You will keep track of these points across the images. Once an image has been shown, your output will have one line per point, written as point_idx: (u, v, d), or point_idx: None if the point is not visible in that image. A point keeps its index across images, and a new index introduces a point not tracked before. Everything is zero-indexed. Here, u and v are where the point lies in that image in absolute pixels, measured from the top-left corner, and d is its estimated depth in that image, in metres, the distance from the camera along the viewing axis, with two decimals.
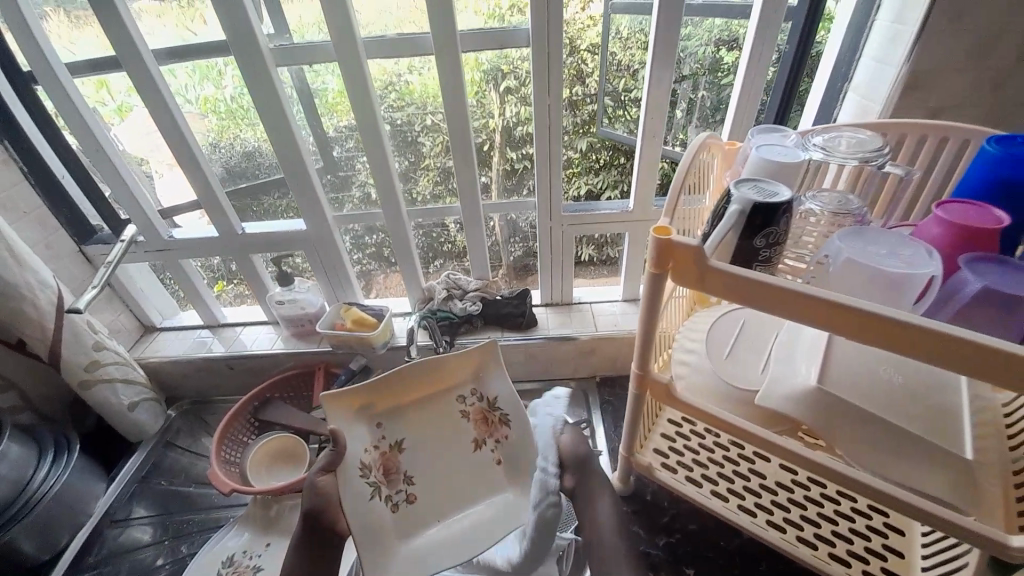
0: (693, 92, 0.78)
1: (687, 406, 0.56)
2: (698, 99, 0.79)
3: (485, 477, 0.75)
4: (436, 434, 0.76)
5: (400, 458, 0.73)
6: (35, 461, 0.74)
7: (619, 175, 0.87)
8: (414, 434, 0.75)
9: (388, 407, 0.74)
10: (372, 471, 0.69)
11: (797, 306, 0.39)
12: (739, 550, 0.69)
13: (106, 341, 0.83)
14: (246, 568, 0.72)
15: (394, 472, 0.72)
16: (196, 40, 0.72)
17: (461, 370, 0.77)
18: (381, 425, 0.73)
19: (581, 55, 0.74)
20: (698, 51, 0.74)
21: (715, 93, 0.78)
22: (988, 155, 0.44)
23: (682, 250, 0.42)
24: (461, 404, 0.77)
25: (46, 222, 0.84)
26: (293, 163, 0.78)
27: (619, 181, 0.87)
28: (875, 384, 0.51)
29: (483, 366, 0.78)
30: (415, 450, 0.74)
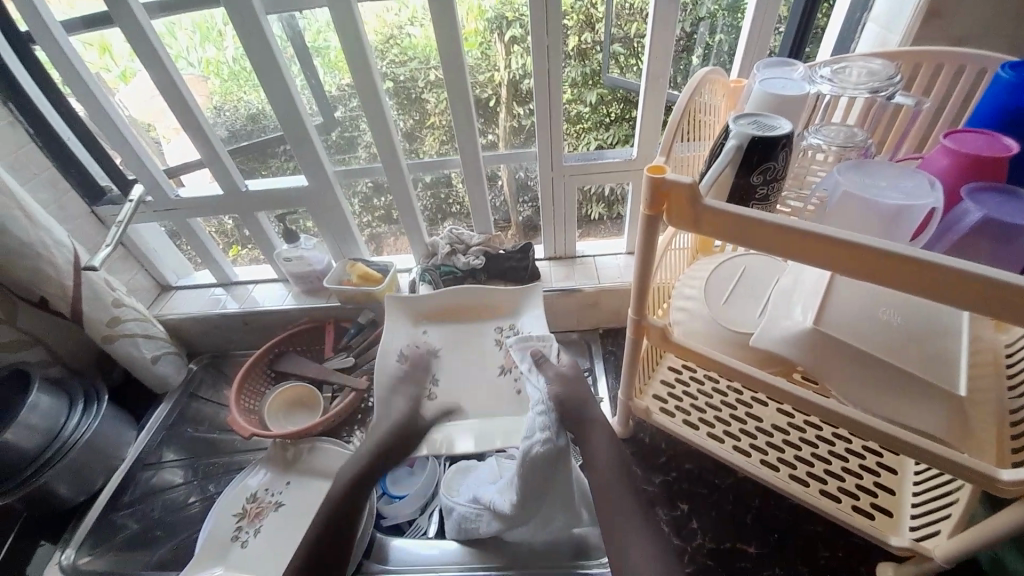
0: (709, 36, 0.74)
1: (684, 350, 0.56)
2: (715, 44, 0.75)
3: (505, 401, 0.84)
4: (468, 353, 0.89)
5: (435, 363, 0.87)
6: (66, 411, 0.79)
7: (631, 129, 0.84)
8: (448, 348, 0.89)
9: (434, 320, 0.90)
10: (409, 362, 0.86)
11: (798, 246, 0.38)
12: (733, 488, 0.72)
13: (124, 298, 0.86)
14: (269, 504, 0.78)
15: (426, 370, 0.86)
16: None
17: (501, 303, 0.90)
18: (424, 332, 0.89)
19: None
20: None
21: (734, 36, 0.74)
22: (1004, 83, 0.43)
23: (675, 189, 0.41)
24: (496, 334, 0.89)
25: (57, 184, 0.85)
26: (292, 120, 0.77)
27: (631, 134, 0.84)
28: (872, 324, 0.51)
29: (520, 303, 0.90)
30: (448, 359, 0.88)
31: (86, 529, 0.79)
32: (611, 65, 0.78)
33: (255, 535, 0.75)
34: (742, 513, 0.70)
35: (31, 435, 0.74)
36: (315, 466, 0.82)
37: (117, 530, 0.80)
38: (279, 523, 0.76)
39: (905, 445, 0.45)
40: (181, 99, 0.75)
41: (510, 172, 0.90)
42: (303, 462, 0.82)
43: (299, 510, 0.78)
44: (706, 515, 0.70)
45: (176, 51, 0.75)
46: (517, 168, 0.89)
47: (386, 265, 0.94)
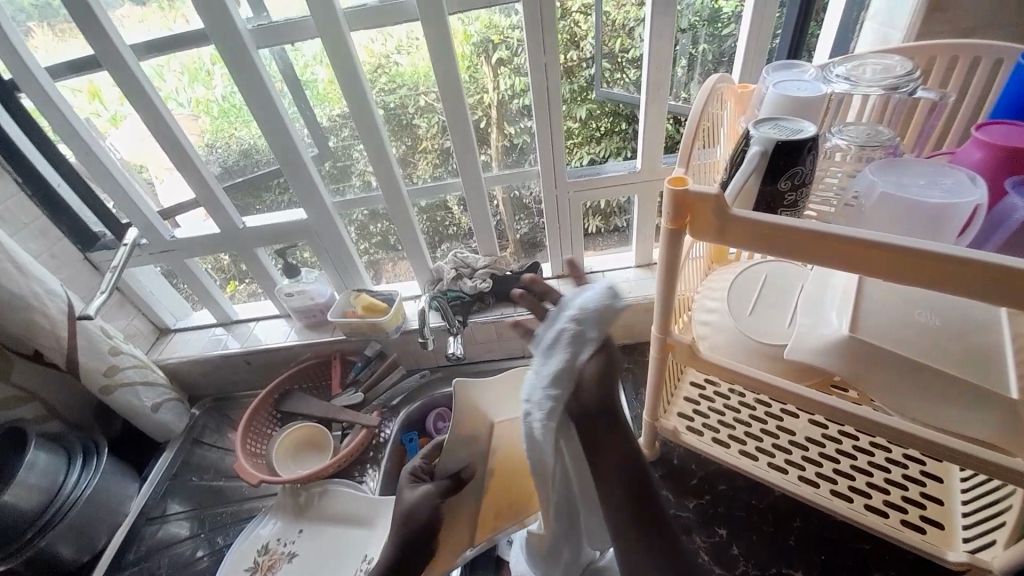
0: (693, 47, 0.73)
1: (711, 366, 0.53)
2: (699, 53, 0.74)
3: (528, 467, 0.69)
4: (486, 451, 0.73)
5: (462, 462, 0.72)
6: (64, 468, 0.76)
7: (622, 141, 0.83)
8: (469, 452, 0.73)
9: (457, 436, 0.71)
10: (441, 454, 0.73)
11: (826, 252, 0.37)
12: (770, 507, 0.69)
13: (121, 345, 0.83)
14: (282, 554, 0.73)
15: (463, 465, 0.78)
16: (177, 32, 0.69)
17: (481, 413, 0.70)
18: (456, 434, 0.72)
19: (574, 16, 0.70)
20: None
21: (717, 45, 0.73)
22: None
23: (700, 200, 0.39)
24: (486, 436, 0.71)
25: (48, 232, 0.83)
26: (286, 151, 0.76)
27: (622, 147, 0.83)
28: (909, 327, 0.48)
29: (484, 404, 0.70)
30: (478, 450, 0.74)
31: None
32: (600, 81, 0.77)
33: None
34: (784, 534, 0.66)
35: (28, 497, 0.70)
36: (329, 509, 0.77)
37: None
38: None
39: (959, 455, 0.42)
40: (174, 140, 0.74)
41: (507, 190, 0.88)
42: (315, 507, 0.77)
43: (315, 560, 0.73)
44: (746, 539, 0.66)
45: (164, 92, 0.73)
46: (515, 186, 0.87)
47: (390, 293, 0.91)
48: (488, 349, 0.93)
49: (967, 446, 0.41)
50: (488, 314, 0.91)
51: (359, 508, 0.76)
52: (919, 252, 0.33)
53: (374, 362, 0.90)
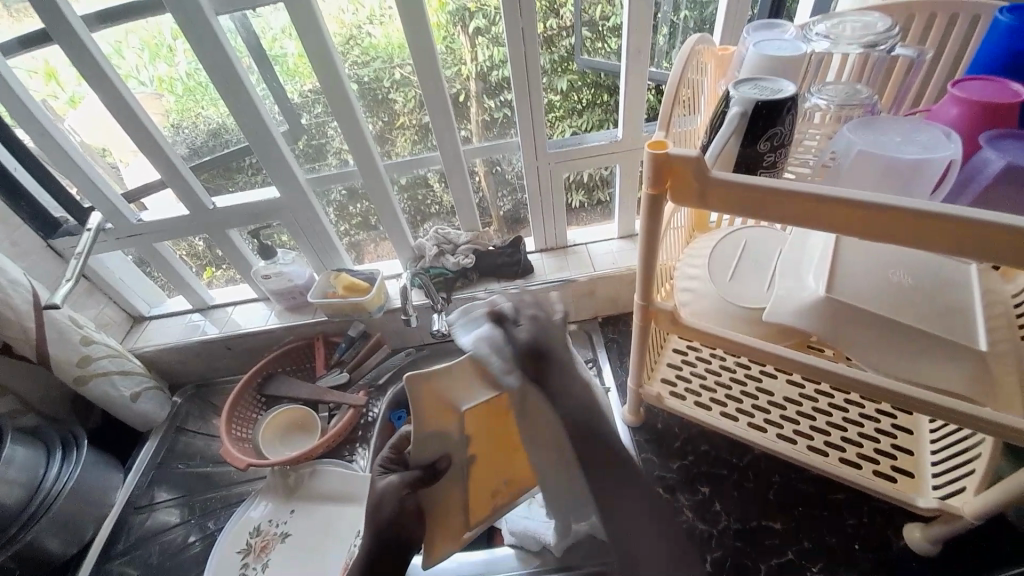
0: (675, 15, 0.71)
1: (692, 331, 0.54)
2: (681, 21, 0.72)
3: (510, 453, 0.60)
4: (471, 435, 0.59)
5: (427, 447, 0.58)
6: (43, 462, 0.74)
7: (603, 114, 0.81)
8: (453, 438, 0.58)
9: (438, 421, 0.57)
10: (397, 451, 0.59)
11: (807, 212, 0.37)
12: (752, 465, 0.71)
13: (93, 334, 0.81)
14: (274, 535, 0.73)
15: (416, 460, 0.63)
16: (130, 2, 0.64)
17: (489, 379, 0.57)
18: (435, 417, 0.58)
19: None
20: None
21: (699, 12, 0.72)
22: (1004, 26, 0.43)
23: (681, 162, 0.39)
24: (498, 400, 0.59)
25: (5, 219, 0.78)
26: (256, 130, 0.72)
27: (604, 120, 0.82)
28: (884, 286, 0.49)
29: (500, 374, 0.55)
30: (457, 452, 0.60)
31: None
32: (580, 49, 0.74)
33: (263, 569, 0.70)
34: (764, 489, 0.69)
35: (8, 493, 0.68)
36: (319, 489, 0.77)
37: None
38: (289, 554, 0.71)
39: (929, 406, 0.43)
40: (133, 117, 0.70)
41: (489, 164, 0.86)
42: (304, 488, 0.76)
43: (308, 537, 0.73)
44: (728, 496, 0.69)
45: (125, 71, 0.69)
46: (497, 160, 0.85)
47: (372, 272, 0.89)
48: None
49: (935, 397, 0.43)
50: (473, 290, 0.90)
51: (349, 485, 0.76)
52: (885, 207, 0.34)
53: (358, 343, 0.88)
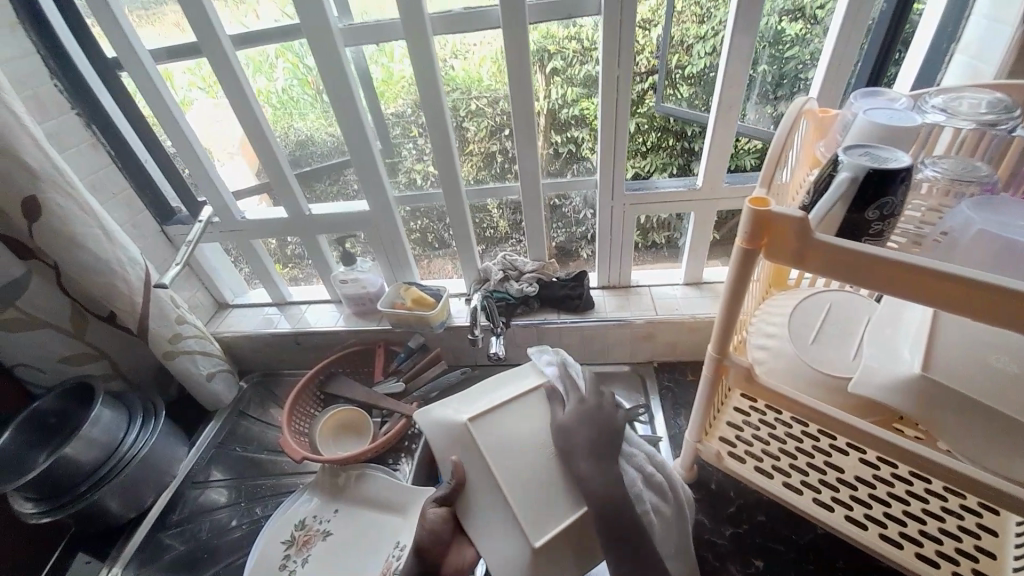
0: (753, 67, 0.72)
1: (767, 392, 0.52)
2: (761, 75, 0.73)
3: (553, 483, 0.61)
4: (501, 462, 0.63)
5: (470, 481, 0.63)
6: (125, 426, 0.80)
7: (668, 158, 0.82)
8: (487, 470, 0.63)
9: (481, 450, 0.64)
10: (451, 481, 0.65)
11: (901, 280, 0.36)
12: (813, 546, 0.66)
13: (186, 315, 0.88)
14: (317, 531, 0.73)
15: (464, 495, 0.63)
16: (249, 28, 0.74)
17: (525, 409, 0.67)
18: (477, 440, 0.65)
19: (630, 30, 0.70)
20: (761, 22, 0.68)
21: (778, 67, 0.72)
22: None
23: (784, 220, 0.39)
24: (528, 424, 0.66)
25: (133, 203, 0.88)
26: (357, 144, 0.79)
27: (668, 164, 0.83)
28: (986, 372, 0.46)
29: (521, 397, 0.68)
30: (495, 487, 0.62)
31: (133, 548, 0.79)
32: (657, 94, 0.77)
33: (304, 564, 0.70)
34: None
35: (89, 451, 0.74)
36: (364, 492, 0.77)
37: (161, 553, 0.79)
38: (329, 554, 0.71)
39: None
40: (256, 122, 0.78)
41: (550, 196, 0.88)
42: (351, 489, 0.77)
43: (347, 539, 0.73)
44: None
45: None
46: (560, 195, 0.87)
47: (439, 288, 0.92)
48: (527, 353, 0.94)
49: None
50: (533, 318, 0.91)
51: (388, 492, 0.76)
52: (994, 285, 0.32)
53: (416, 355, 0.92)
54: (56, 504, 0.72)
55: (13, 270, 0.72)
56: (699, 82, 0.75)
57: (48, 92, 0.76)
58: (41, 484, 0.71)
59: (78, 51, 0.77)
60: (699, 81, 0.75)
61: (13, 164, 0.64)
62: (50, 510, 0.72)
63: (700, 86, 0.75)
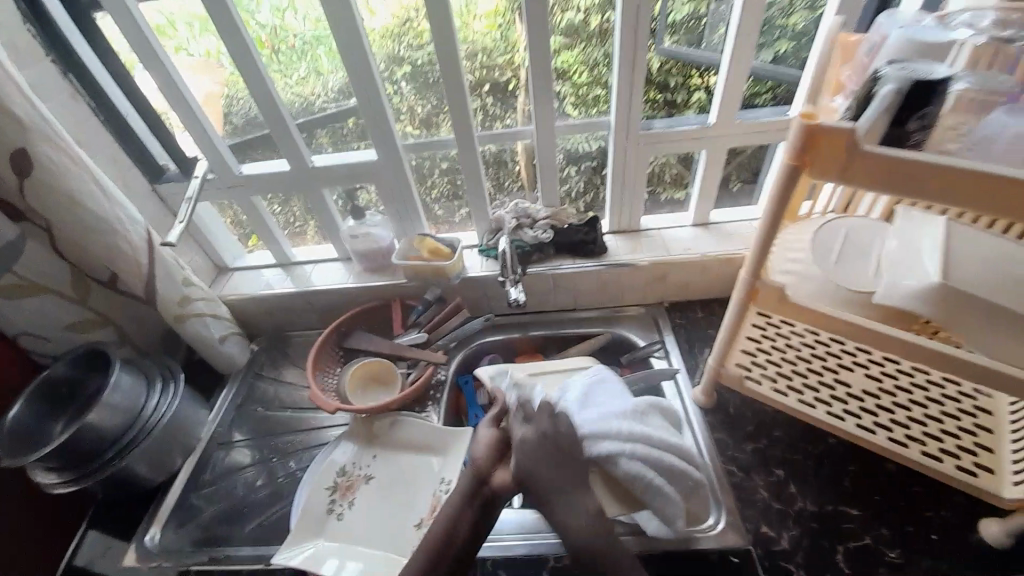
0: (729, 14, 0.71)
1: (795, 310, 0.56)
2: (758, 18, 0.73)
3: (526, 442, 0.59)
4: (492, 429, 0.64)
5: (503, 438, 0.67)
6: (145, 392, 0.78)
7: (650, 109, 0.83)
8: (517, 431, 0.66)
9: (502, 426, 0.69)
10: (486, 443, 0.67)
11: (931, 184, 0.39)
12: (825, 453, 0.72)
13: (192, 276, 0.84)
14: (358, 477, 0.75)
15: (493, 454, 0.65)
16: None
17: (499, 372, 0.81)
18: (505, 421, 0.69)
19: None
20: None
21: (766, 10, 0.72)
22: None
23: (831, 133, 0.41)
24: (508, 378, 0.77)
25: (120, 159, 0.81)
26: (367, 91, 0.75)
27: (650, 115, 0.84)
28: (1003, 277, 0.50)
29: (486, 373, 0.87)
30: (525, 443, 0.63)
31: (168, 509, 0.79)
32: (659, 33, 0.76)
33: (351, 507, 0.72)
34: (840, 476, 0.70)
35: (113, 417, 0.72)
36: (399, 438, 0.79)
37: (194, 512, 0.79)
38: (374, 495, 0.74)
39: None
40: (255, 68, 0.73)
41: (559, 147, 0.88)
42: (385, 436, 0.79)
43: (389, 481, 0.75)
44: (803, 480, 0.70)
45: (177, 42, 0.76)
46: (565, 144, 0.87)
47: (454, 239, 0.91)
48: (541, 300, 0.96)
49: None
50: (548, 265, 0.92)
51: (425, 437, 0.78)
52: (1008, 177, 0.37)
53: (434, 308, 0.91)
54: (82, 471, 0.71)
55: (6, 233, 0.67)
56: (676, 30, 0.76)
57: (24, 39, 0.69)
58: (67, 453, 0.69)
59: None
60: (676, 29, 0.76)
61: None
62: (77, 478, 0.71)
63: (681, 32, 0.77)
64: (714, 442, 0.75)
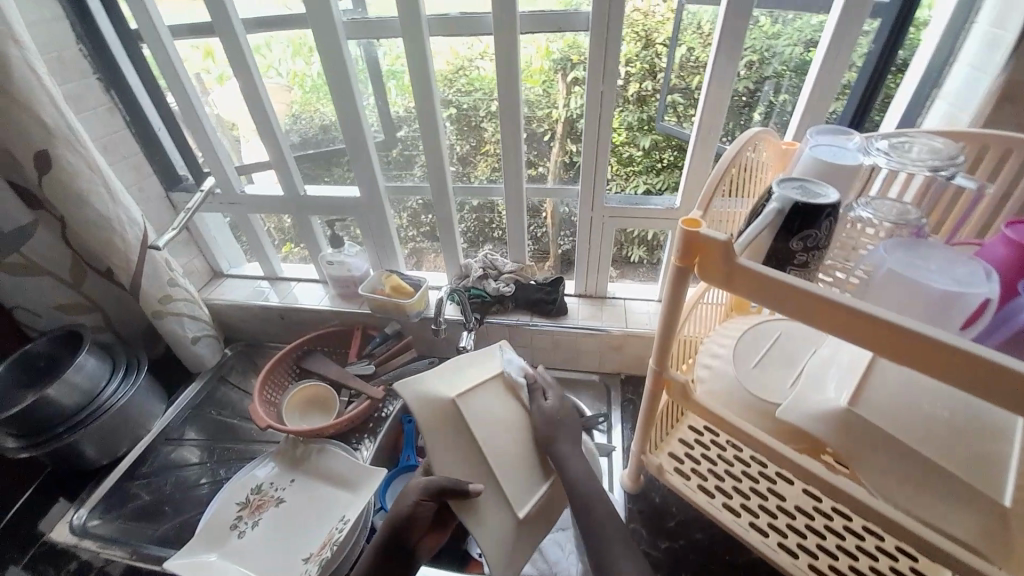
0: (774, 96, 0.74)
1: (702, 409, 0.53)
2: (778, 103, 0.74)
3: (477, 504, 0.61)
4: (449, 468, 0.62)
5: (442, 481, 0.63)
6: (106, 377, 0.84)
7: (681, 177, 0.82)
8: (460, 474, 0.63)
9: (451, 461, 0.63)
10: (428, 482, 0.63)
11: (792, 302, 0.38)
12: (745, 565, 0.67)
13: (179, 278, 0.92)
14: (271, 497, 0.77)
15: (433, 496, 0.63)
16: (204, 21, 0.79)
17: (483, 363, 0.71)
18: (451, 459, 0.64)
19: (656, 47, 0.72)
20: (783, 51, 0.70)
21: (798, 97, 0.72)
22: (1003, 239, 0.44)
23: (708, 243, 0.40)
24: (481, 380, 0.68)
25: (141, 168, 0.92)
26: (353, 133, 0.82)
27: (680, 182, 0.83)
28: (916, 413, 0.45)
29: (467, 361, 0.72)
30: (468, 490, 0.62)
31: (102, 493, 0.82)
32: (659, 111, 0.78)
33: (253, 527, 0.73)
34: None
35: (70, 395, 0.78)
36: (322, 466, 0.80)
37: (125, 499, 0.83)
38: (280, 520, 0.75)
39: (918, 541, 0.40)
40: (261, 106, 0.82)
41: (562, 203, 0.89)
42: (309, 461, 0.80)
43: (299, 508, 0.76)
44: None
45: (219, 69, 0.85)
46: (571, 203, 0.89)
47: (420, 279, 0.95)
48: None
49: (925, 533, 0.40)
50: (505, 318, 0.93)
51: (346, 470, 0.78)
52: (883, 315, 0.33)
53: (390, 341, 0.95)
54: (34, 441, 0.76)
55: (21, 219, 0.77)
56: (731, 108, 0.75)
57: (73, 55, 0.81)
58: (23, 421, 0.75)
59: (105, 21, 0.81)
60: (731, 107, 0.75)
61: (32, 121, 0.68)
62: (28, 446, 0.76)
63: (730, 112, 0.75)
64: (629, 531, 0.71)
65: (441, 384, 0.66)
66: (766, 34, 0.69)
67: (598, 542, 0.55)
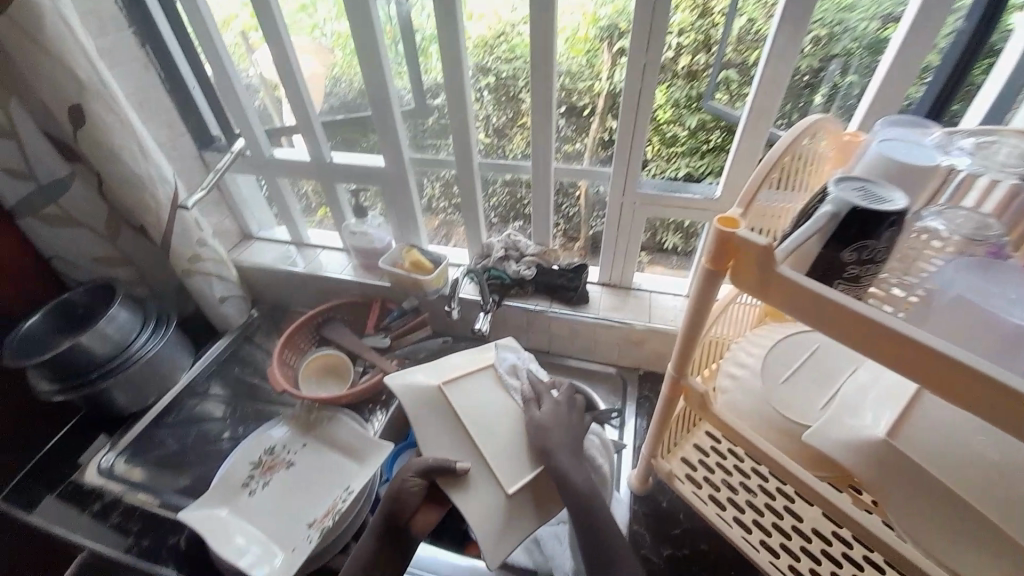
0: (840, 76, 0.65)
1: (719, 422, 0.49)
2: (844, 85, 0.66)
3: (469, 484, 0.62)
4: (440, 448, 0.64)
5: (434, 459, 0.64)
6: (137, 329, 0.87)
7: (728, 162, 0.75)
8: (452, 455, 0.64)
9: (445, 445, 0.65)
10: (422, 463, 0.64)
11: (836, 323, 0.33)
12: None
13: (208, 238, 0.93)
14: (282, 460, 0.79)
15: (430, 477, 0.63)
16: None
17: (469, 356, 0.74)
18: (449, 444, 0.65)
19: (713, 17, 0.65)
20: (857, 25, 0.61)
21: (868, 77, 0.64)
22: None
23: (745, 247, 0.35)
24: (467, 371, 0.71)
25: (174, 127, 0.93)
26: (379, 100, 0.79)
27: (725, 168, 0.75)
28: (966, 454, 0.39)
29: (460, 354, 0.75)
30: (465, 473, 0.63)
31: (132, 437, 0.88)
32: (708, 88, 0.71)
33: (264, 487, 0.76)
34: None
35: (102, 343, 0.82)
36: (332, 434, 0.81)
37: (152, 446, 0.88)
38: (290, 483, 0.77)
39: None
40: (288, 67, 0.81)
41: (595, 184, 0.85)
42: (321, 428, 0.82)
43: (308, 473, 0.78)
44: None
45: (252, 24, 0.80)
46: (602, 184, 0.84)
47: (440, 255, 0.93)
48: (514, 333, 0.95)
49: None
50: (523, 302, 0.91)
51: (356, 441, 0.79)
52: (916, 342, 0.29)
53: (408, 317, 0.93)
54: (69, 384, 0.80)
55: (59, 172, 0.79)
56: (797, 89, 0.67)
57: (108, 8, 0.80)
58: (59, 366, 0.78)
59: None
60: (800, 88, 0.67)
61: (67, 75, 0.69)
62: (63, 390, 0.80)
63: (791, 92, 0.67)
64: (631, 534, 0.69)
65: (427, 373, 0.70)
66: (837, 5, 0.60)
67: (594, 541, 0.55)
